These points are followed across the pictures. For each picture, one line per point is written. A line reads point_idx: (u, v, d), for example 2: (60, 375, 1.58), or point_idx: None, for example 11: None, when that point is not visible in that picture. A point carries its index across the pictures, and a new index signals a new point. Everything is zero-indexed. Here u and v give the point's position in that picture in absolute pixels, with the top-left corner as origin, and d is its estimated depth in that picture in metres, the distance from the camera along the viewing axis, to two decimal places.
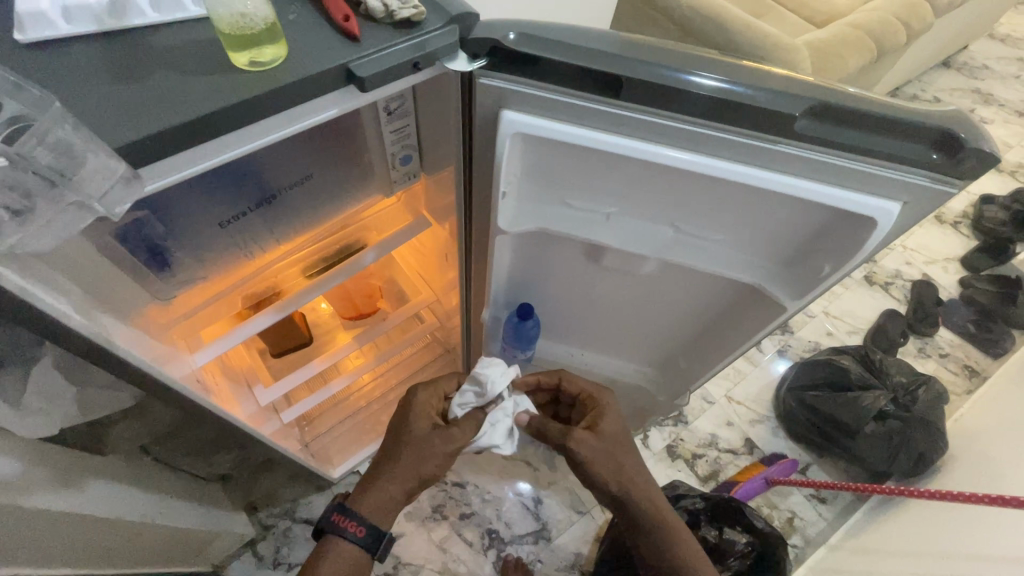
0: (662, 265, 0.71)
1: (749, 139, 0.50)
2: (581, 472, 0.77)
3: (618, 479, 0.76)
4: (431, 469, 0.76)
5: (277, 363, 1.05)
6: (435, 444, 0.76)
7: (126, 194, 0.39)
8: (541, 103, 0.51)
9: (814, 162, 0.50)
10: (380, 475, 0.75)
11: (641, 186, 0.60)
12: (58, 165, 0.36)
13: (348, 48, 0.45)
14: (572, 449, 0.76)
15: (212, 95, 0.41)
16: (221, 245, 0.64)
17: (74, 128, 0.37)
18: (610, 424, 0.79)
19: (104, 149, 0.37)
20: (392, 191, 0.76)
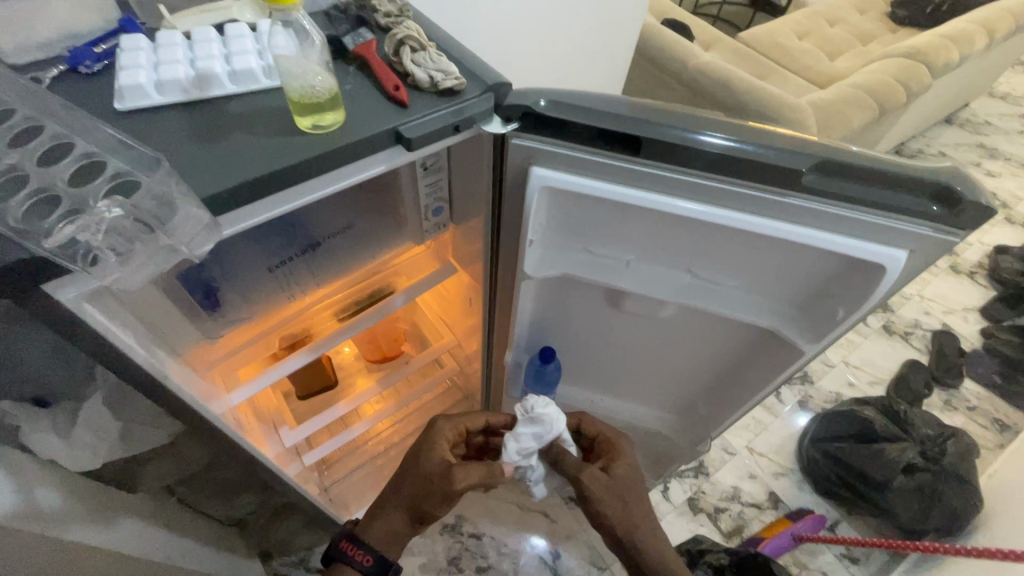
0: (680, 309, 0.74)
1: (761, 193, 0.54)
2: (591, 512, 0.76)
3: (626, 525, 0.75)
4: (428, 507, 0.75)
5: (302, 406, 1.08)
6: (436, 480, 0.74)
7: (208, 236, 0.44)
8: (568, 161, 0.56)
9: (822, 213, 0.54)
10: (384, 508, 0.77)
11: (659, 235, 0.64)
12: (148, 216, 0.43)
13: (397, 113, 0.51)
14: (586, 486, 0.75)
15: (280, 154, 0.47)
16: (266, 289, 0.68)
17: (164, 184, 0.43)
18: (625, 469, 0.77)
19: (188, 201, 0.42)
20: (421, 240, 0.80)
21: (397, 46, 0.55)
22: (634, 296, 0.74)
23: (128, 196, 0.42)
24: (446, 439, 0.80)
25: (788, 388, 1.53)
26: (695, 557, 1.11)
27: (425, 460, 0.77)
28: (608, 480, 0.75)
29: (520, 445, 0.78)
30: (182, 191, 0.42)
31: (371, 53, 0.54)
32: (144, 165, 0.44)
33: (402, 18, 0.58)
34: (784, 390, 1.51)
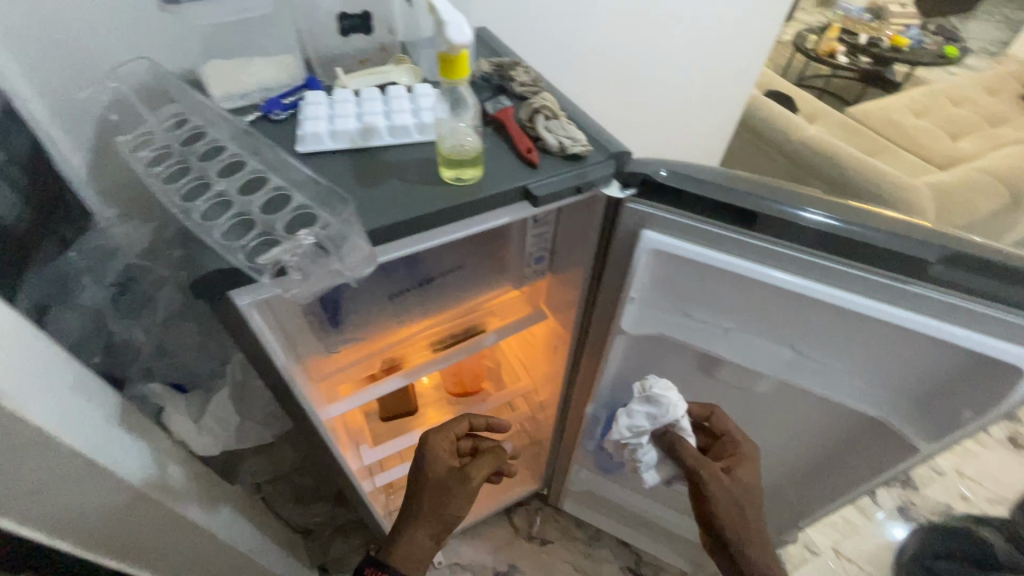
0: (777, 385, 0.72)
1: (883, 278, 0.53)
2: (703, 507, 0.71)
3: (736, 528, 0.69)
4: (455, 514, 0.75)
5: (381, 428, 1.13)
6: (457, 490, 0.75)
7: (366, 260, 0.50)
8: (680, 227, 0.58)
9: (953, 306, 0.52)
10: (414, 525, 0.74)
11: (764, 307, 0.63)
12: (325, 240, 0.50)
13: (527, 173, 0.57)
14: (706, 482, 0.69)
15: (425, 200, 0.53)
16: (380, 314, 0.76)
17: (334, 218, 0.50)
18: (750, 474, 0.71)
19: (358, 232, 0.49)
20: (519, 285, 0.84)
21: (532, 114, 0.61)
22: (728, 365, 0.73)
23: (303, 224, 0.51)
24: (445, 445, 0.80)
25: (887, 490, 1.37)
26: None
27: (429, 471, 0.76)
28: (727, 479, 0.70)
29: (632, 422, 0.73)
30: (355, 225, 0.50)
31: (508, 118, 0.61)
32: (318, 201, 0.53)
33: (537, 89, 0.64)
34: (882, 491, 1.36)
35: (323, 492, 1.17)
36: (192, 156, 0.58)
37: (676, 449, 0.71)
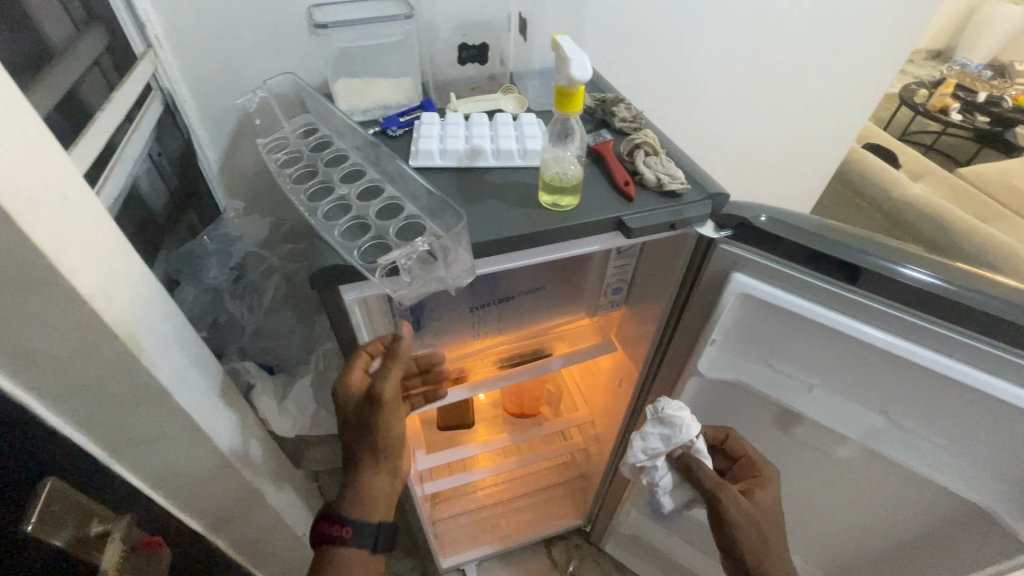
0: (862, 452, 0.67)
1: (995, 350, 0.50)
2: (722, 539, 0.64)
3: (760, 560, 0.62)
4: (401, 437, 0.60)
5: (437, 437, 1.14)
6: (380, 414, 0.56)
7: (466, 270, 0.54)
8: (774, 274, 0.57)
9: None
10: (364, 463, 0.60)
11: (857, 368, 0.60)
12: (437, 248, 0.53)
13: (623, 205, 0.58)
14: (725, 507, 0.63)
15: (522, 221, 0.56)
16: (458, 325, 0.78)
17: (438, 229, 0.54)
18: (769, 499, 0.65)
19: (462, 244, 0.53)
20: (592, 314, 0.85)
21: (632, 148, 0.63)
22: (807, 424, 0.69)
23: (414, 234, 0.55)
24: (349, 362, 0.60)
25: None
26: None
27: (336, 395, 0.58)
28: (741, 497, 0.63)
29: (646, 445, 0.67)
30: (463, 239, 0.53)
31: (608, 150, 0.63)
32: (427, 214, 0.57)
33: (638, 126, 0.66)
34: None
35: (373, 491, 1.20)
36: (318, 161, 0.65)
37: (694, 471, 0.65)
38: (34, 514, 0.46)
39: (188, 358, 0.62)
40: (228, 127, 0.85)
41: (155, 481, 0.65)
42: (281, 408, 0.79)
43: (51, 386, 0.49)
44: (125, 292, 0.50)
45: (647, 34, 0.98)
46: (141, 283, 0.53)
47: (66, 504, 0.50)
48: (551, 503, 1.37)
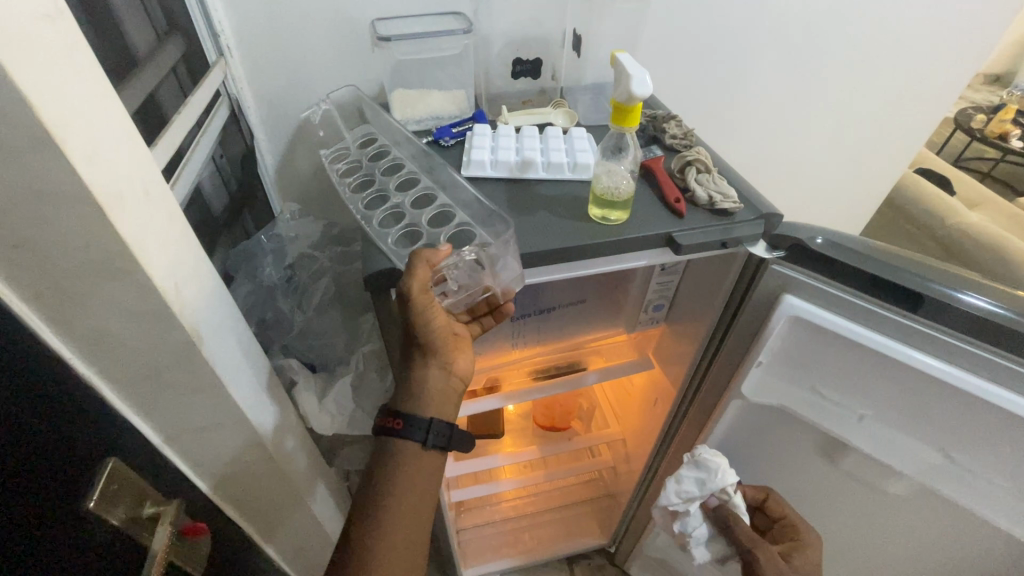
0: (915, 488, 0.64)
1: None
2: None
3: None
4: (449, 329, 0.57)
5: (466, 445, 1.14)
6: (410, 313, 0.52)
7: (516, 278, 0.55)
8: (827, 297, 0.56)
9: None
10: (413, 359, 0.56)
11: (913, 399, 0.58)
12: (484, 257, 0.55)
13: (673, 221, 0.58)
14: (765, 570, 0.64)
15: (571, 233, 0.57)
16: (497, 334, 0.78)
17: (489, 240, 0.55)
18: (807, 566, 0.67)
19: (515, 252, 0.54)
20: (632, 329, 0.85)
21: (683, 165, 0.63)
22: (855, 455, 0.67)
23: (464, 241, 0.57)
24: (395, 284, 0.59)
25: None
26: None
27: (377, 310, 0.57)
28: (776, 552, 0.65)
29: (680, 488, 0.71)
30: (512, 247, 0.54)
31: (658, 167, 0.63)
32: (478, 222, 0.59)
33: (689, 144, 0.66)
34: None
35: None
36: (375, 171, 0.67)
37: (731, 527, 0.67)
38: (97, 492, 0.49)
39: (241, 351, 0.64)
40: (287, 132, 0.89)
41: (201, 468, 0.67)
42: (320, 405, 0.81)
43: (118, 370, 0.52)
44: (191, 284, 0.53)
45: (698, 52, 0.97)
46: (205, 276, 0.56)
47: (124, 484, 0.53)
48: (576, 520, 1.35)
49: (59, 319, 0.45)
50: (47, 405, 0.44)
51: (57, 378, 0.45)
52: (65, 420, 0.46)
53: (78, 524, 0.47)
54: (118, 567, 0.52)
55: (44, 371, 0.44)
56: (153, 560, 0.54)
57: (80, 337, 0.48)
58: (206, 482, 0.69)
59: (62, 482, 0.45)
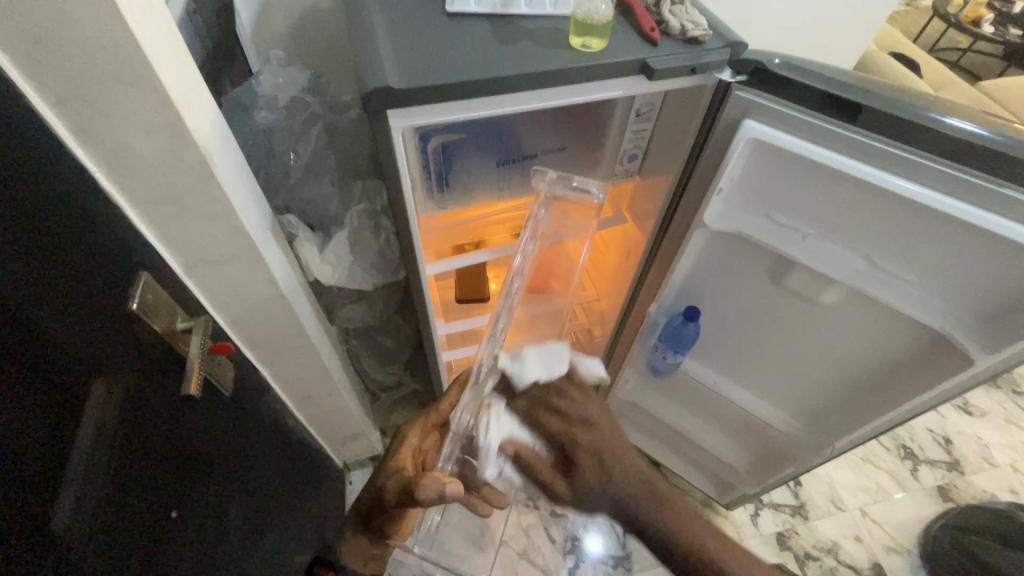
0: (844, 294, 0.77)
1: (956, 173, 0.57)
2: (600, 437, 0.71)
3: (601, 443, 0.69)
4: (399, 463, 0.68)
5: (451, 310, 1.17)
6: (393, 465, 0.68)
7: None
8: (782, 118, 0.63)
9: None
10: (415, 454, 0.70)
11: (848, 210, 0.67)
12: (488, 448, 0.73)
13: (649, 50, 0.64)
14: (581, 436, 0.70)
15: (556, 60, 0.62)
16: (484, 180, 0.83)
17: (480, 69, 0.60)
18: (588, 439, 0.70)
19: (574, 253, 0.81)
20: (608, 183, 0.90)
21: None
22: (798, 272, 0.78)
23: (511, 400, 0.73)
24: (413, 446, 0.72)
25: (901, 459, 1.54)
26: None
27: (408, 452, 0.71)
28: (572, 421, 0.71)
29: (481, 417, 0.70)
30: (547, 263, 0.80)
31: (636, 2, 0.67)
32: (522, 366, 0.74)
33: None
34: (925, 470, 1.53)
35: (403, 357, 1.29)
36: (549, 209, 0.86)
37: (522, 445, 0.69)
38: (137, 297, 0.55)
39: (248, 190, 0.69)
40: None
41: (219, 303, 0.75)
42: (321, 257, 0.87)
43: (136, 190, 0.56)
44: (199, 107, 0.56)
45: None
46: (209, 107, 0.59)
47: (158, 298, 0.59)
48: None
49: (84, 128, 0.49)
50: (82, 207, 0.49)
51: (86, 184, 0.50)
52: (100, 223, 0.51)
53: (126, 322, 0.54)
54: (164, 367, 0.60)
55: (70, 177, 0.48)
56: (190, 364, 0.62)
57: (100, 150, 0.52)
58: (224, 316, 0.77)
59: (104, 280, 0.51)
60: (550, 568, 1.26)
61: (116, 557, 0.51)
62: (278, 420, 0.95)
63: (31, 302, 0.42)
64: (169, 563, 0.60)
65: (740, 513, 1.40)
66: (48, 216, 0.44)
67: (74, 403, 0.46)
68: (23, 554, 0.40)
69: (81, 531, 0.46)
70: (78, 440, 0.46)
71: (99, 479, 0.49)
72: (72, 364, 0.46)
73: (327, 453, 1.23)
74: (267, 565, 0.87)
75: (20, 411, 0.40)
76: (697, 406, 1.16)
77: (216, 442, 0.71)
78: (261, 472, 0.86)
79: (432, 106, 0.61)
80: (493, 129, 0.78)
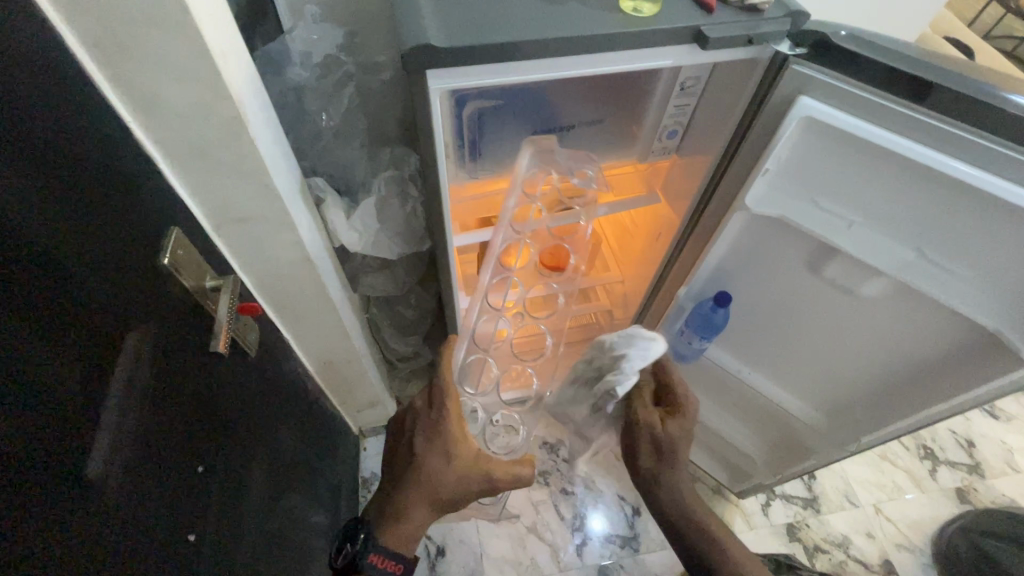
0: (887, 285, 0.74)
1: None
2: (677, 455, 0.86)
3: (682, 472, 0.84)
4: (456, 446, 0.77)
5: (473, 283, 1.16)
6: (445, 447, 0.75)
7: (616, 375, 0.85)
8: (840, 96, 0.59)
9: None
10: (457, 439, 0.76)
11: (902, 196, 0.64)
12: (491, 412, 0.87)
13: (703, 17, 0.60)
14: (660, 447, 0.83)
15: (603, 23, 0.58)
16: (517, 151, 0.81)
17: (524, 30, 0.57)
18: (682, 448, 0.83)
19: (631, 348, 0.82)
20: (644, 160, 0.87)
21: None
22: (840, 261, 0.75)
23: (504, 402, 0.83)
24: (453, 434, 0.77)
25: (920, 459, 1.51)
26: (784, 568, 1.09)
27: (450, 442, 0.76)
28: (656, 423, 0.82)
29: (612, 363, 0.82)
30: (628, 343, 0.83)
31: None
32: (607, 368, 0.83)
33: None
34: (944, 471, 1.50)
35: (422, 328, 1.28)
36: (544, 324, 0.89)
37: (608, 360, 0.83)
38: (168, 252, 0.55)
39: (280, 150, 0.67)
40: None
41: (247, 263, 0.74)
42: (348, 223, 0.86)
43: (169, 142, 0.55)
44: (235, 60, 0.54)
45: None
46: (244, 59, 0.57)
47: (189, 254, 0.59)
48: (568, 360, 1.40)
49: (119, 75, 0.48)
50: (116, 156, 0.48)
51: (120, 133, 0.50)
52: (133, 172, 0.51)
53: (156, 276, 0.53)
54: (193, 323, 0.60)
55: (105, 125, 0.47)
56: (221, 322, 0.62)
57: (136, 100, 0.51)
58: (250, 276, 0.76)
59: (137, 232, 0.50)
60: (558, 543, 1.27)
61: (146, 504, 0.52)
62: (298, 383, 0.95)
63: (62, 246, 0.41)
64: (195, 516, 0.61)
65: (751, 502, 1.39)
66: (79, 161, 0.43)
67: (106, 352, 0.46)
68: (60, 496, 0.41)
69: (114, 477, 0.47)
70: (111, 390, 0.47)
71: (131, 429, 0.49)
72: (106, 314, 0.46)
73: (344, 418, 1.24)
74: (285, 523, 0.89)
75: (57, 357, 0.41)
76: (717, 394, 1.14)
77: (241, 402, 0.71)
78: (281, 432, 0.87)
79: (472, 67, 0.59)
80: (530, 97, 0.75)
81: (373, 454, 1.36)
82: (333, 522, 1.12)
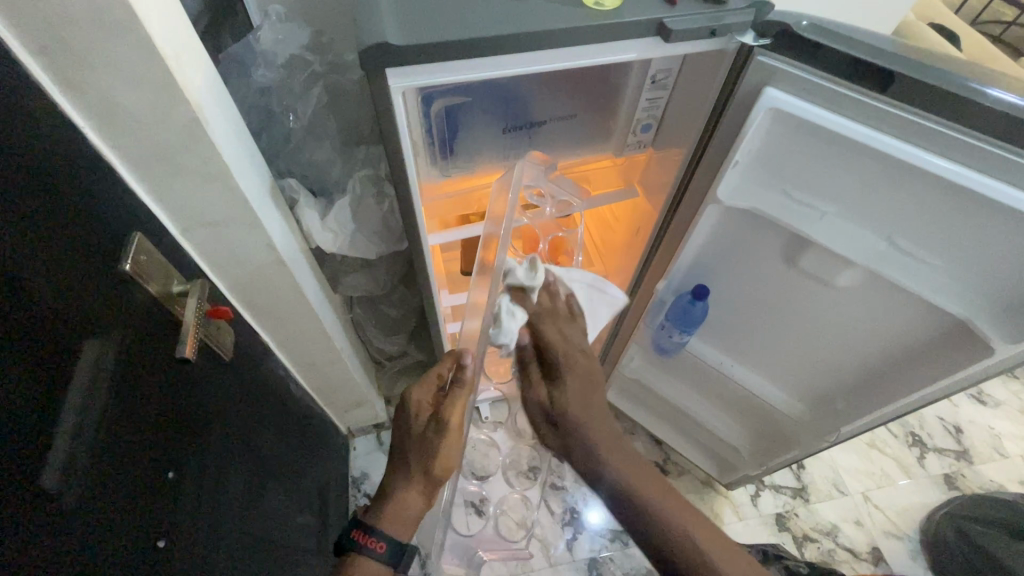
0: (861, 276, 0.73)
1: (991, 148, 0.53)
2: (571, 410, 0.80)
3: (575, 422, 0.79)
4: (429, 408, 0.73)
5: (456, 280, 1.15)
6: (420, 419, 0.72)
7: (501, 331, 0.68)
8: (806, 87, 0.59)
9: None
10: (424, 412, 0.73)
11: (871, 188, 0.64)
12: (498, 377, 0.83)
13: (667, 10, 0.60)
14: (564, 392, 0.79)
15: (566, 17, 0.58)
16: (490, 148, 0.80)
17: (485, 26, 0.57)
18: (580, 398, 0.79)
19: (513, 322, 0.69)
20: (620, 154, 0.86)
21: None
22: (813, 252, 0.75)
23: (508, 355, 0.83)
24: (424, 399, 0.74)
25: (909, 446, 1.52)
26: (771, 558, 1.09)
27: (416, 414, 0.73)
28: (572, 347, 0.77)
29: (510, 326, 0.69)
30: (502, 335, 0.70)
31: None
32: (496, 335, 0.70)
33: None
34: (933, 458, 1.50)
35: (407, 327, 1.28)
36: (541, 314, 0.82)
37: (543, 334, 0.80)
38: (130, 256, 0.54)
39: (246, 152, 0.67)
40: None
41: (219, 266, 0.74)
42: (322, 223, 0.85)
43: (129, 147, 0.55)
44: (191, 61, 0.54)
45: None
46: (201, 62, 0.56)
47: (152, 258, 0.59)
48: None
49: (71, 82, 0.48)
50: (71, 163, 0.48)
51: (76, 140, 0.49)
52: (89, 179, 0.50)
53: (119, 281, 0.53)
54: (159, 327, 0.59)
55: (57, 132, 0.47)
56: (186, 328, 0.61)
57: (92, 106, 0.50)
58: (223, 280, 0.76)
59: (95, 238, 0.50)
60: (548, 539, 1.27)
61: (113, 511, 0.52)
62: (279, 385, 0.95)
63: (13, 255, 0.41)
64: (167, 521, 0.60)
65: (741, 492, 1.40)
66: (30, 168, 0.42)
67: (61, 359, 0.46)
68: (16, 505, 0.40)
69: (76, 485, 0.47)
70: (68, 396, 0.46)
71: (92, 436, 0.49)
72: (62, 321, 0.45)
73: (330, 419, 1.24)
74: (268, 525, 0.89)
75: (9, 367, 0.40)
76: (699, 385, 1.14)
77: (214, 404, 0.71)
78: (261, 433, 0.87)
79: (434, 65, 0.58)
80: (500, 93, 0.74)
81: (361, 454, 1.36)
82: (321, 523, 1.12)
